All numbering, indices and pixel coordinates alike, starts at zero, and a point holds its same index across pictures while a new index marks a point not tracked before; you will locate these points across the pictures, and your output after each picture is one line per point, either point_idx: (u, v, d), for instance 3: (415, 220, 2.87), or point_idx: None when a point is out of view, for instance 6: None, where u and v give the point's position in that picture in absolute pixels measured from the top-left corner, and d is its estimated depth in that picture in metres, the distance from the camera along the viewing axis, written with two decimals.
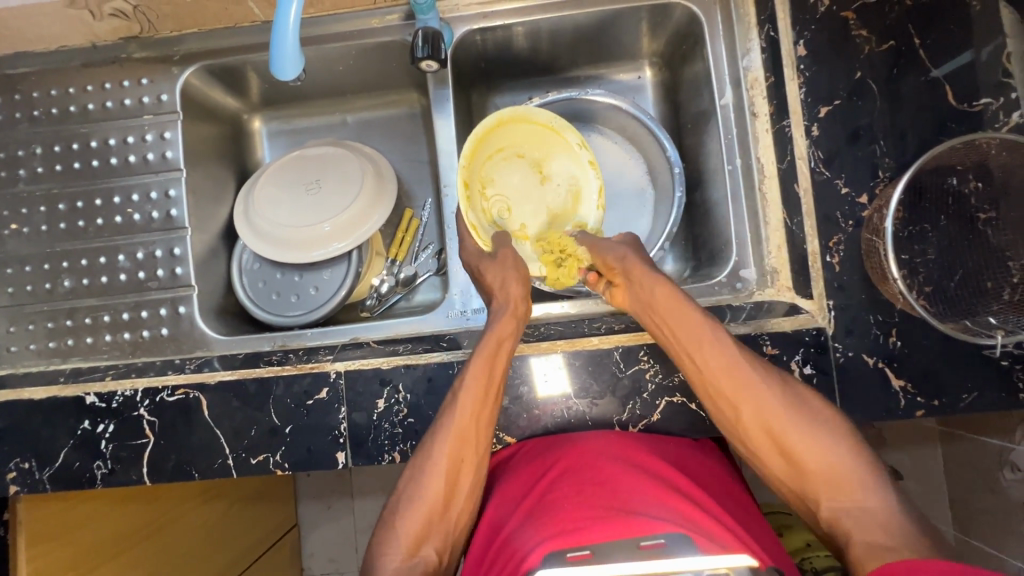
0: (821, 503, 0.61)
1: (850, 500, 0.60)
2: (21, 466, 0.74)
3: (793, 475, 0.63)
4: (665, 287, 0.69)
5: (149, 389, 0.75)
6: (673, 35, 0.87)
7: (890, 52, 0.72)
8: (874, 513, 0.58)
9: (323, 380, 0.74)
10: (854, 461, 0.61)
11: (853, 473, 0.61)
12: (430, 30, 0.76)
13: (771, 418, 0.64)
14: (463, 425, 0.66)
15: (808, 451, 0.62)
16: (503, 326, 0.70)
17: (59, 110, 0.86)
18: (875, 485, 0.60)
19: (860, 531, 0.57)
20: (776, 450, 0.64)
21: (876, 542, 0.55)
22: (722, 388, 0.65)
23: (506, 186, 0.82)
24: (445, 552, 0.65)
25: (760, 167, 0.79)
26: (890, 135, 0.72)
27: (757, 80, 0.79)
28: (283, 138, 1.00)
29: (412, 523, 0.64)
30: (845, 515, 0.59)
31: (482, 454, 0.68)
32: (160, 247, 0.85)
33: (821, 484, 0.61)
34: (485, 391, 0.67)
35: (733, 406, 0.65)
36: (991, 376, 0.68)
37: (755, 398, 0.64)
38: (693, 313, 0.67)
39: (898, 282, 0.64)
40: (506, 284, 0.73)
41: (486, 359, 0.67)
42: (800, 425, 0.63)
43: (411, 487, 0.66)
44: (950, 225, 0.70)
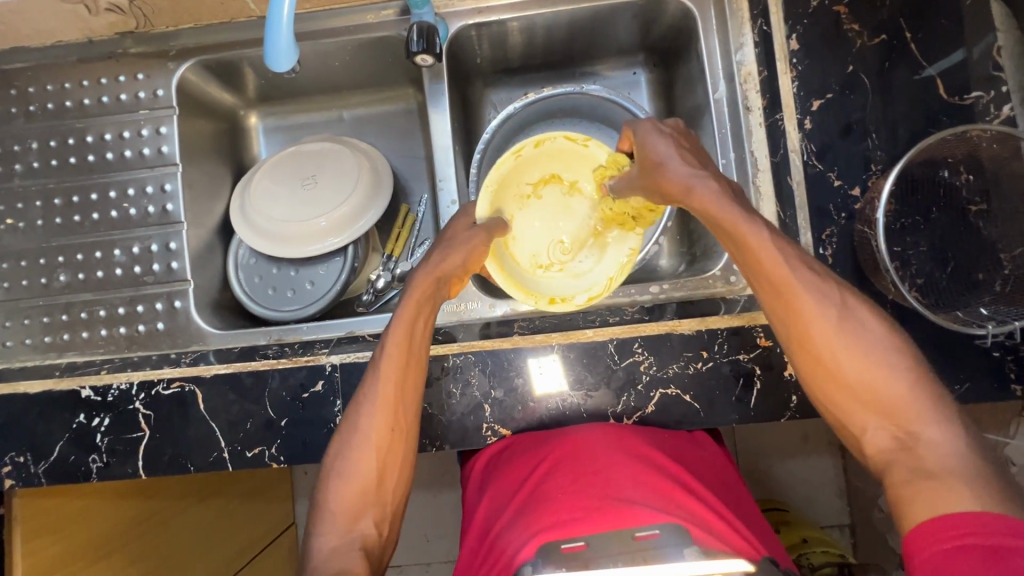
0: (871, 432, 0.57)
1: (903, 430, 0.55)
2: (17, 460, 0.75)
3: (844, 398, 0.58)
4: (714, 192, 0.61)
5: (144, 382, 0.75)
6: (668, 30, 0.88)
7: (882, 46, 0.73)
8: (929, 446, 0.54)
9: (318, 373, 0.74)
10: (913, 387, 0.56)
11: (911, 401, 0.55)
12: (425, 24, 0.77)
13: (825, 333, 0.58)
14: (388, 396, 0.66)
15: (862, 375, 0.57)
16: (422, 289, 0.69)
17: (54, 105, 0.86)
18: (935, 416, 0.55)
19: (915, 465, 0.53)
20: (826, 376, 0.59)
21: (927, 469, 0.53)
22: (775, 301, 0.61)
23: (535, 241, 0.81)
24: (384, 525, 0.65)
25: (754, 161, 0.79)
26: (882, 128, 0.72)
27: (750, 75, 0.80)
28: (280, 134, 1.00)
29: (342, 498, 0.64)
30: (899, 444, 0.55)
31: (410, 425, 0.67)
32: (156, 241, 0.85)
33: (871, 411, 0.57)
34: (406, 361, 0.67)
35: (790, 321, 0.60)
36: (984, 367, 0.69)
37: (811, 310, 0.59)
38: (732, 214, 0.60)
39: (890, 273, 0.65)
40: (435, 248, 0.72)
41: (403, 329, 0.67)
42: (858, 344, 0.58)
43: (340, 464, 0.65)
44: (942, 217, 0.70)
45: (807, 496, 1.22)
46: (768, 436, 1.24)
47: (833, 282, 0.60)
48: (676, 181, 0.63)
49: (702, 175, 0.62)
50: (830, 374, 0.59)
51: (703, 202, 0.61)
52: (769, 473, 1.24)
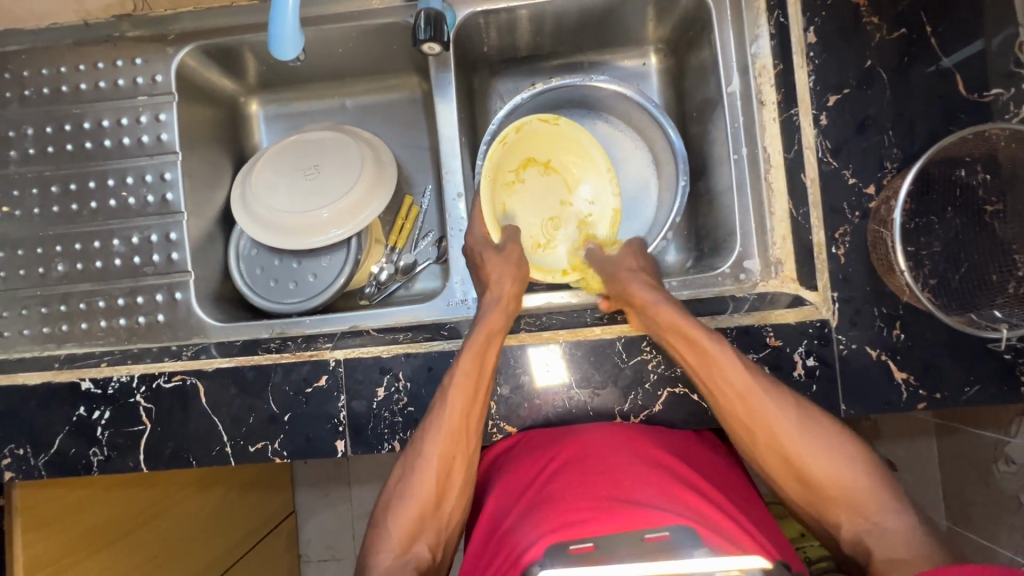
0: (842, 525, 0.62)
1: (869, 521, 0.61)
2: (16, 453, 0.73)
3: (810, 496, 0.64)
4: (671, 310, 0.68)
5: (145, 375, 0.74)
6: (680, 21, 0.86)
7: (902, 40, 0.71)
8: (894, 535, 0.59)
9: (322, 368, 0.73)
10: (870, 479, 0.62)
11: (869, 493, 0.62)
12: (433, 11, 0.74)
13: (789, 440, 0.63)
14: (454, 424, 0.66)
15: (839, 473, 0.62)
16: (492, 321, 0.70)
17: (51, 90, 0.84)
18: (894, 507, 0.61)
19: (887, 552, 0.59)
20: (792, 472, 0.64)
21: (901, 557, 0.58)
22: (737, 411, 0.65)
23: (526, 211, 0.85)
24: (437, 549, 0.65)
25: (766, 157, 0.77)
26: (899, 125, 0.71)
27: (765, 68, 0.77)
28: (281, 122, 0.98)
29: (402, 521, 0.64)
30: (866, 536, 0.61)
31: (472, 449, 0.67)
32: (156, 231, 0.84)
33: (837, 504, 0.62)
34: (476, 390, 0.66)
35: (756, 433, 0.65)
36: (994, 369, 0.68)
37: (773, 420, 0.64)
38: (699, 328, 0.66)
39: (904, 275, 0.64)
40: (500, 281, 0.74)
41: (474, 354, 0.67)
42: (814, 438, 0.63)
43: (402, 485, 0.66)
44: (957, 217, 0.69)
45: None
46: None
47: (788, 389, 0.66)
48: (643, 293, 0.71)
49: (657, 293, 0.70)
50: (794, 473, 0.64)
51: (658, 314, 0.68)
52: None
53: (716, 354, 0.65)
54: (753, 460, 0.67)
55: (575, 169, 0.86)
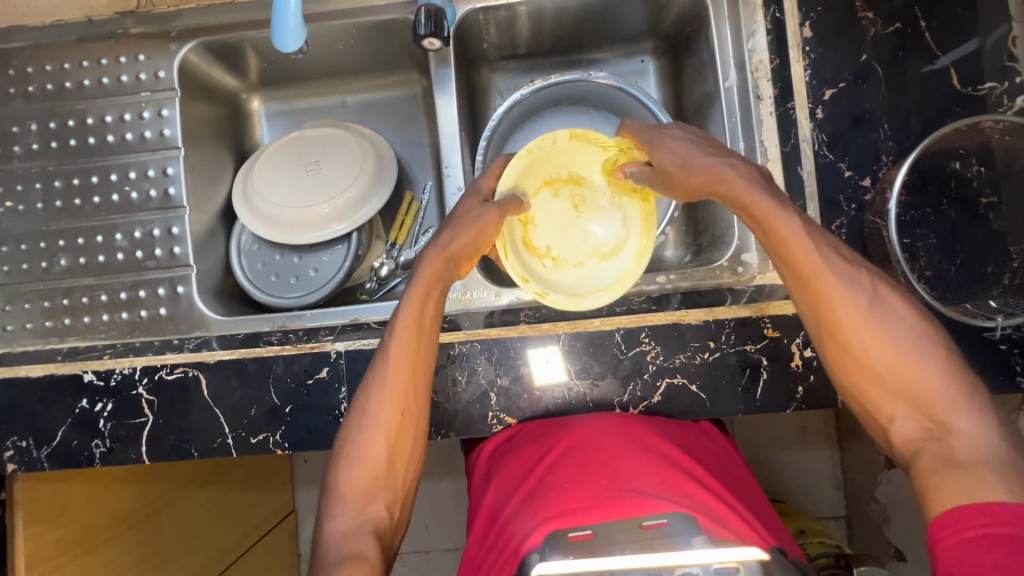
0: (902, 421, 0.56)
1: (932, 419, 0.54)
2: (19, 445, 0.74)
3: (869, 385, 0.57)
4: (735, 181, 0.61)
5: (147, 367, 0.74)
6: (678, 18, 0.87)
7: (897, 35, 0.72)
8: (961, 436, 0.52)
9: (323, 360, 0.73)
10: (947, 375, 0.55)
11: (943, 389, 0.54)
12: (433, 6, 0.75)
13: (849, 315, 0.57)
14: (395, 380, 0.65)
15: (908, 364, 0.55)
16: (432, 271, 0.68)
17: (55, 86, 0.84)
18: (970, 407, 0.53)
19: (946, 452, 0.52)
20: (854, 359, 0.58)
21: (958, 458, 0.51)
22: (796, 284, 0.60)
23: (548, 230, 0.79)
24: (394, 508, 0.64)
25: (763, 151, 0.78)
26: (894, 119, 0.72)
27: (762, 63, 0.78)
28: (282, 119, 0.99)
29: (353, 482, 0.63)
30: (926, 438, 0.54)
31: (420, 407, 0.67)
32: (158, 226, 0.84)
33: (896, 396, 0.56)
34: (415, 341, 0.66)
35: (818, 296, 0.59)
36: (991, 360, 0.69)
37: (840, 294, 0.58)
38: (759, 193, 0.61)
39: (900, 265, 0.64)
40: (452, 232, 0.70)
41: (413, 307, 0.67)
42: (886, 324, 0.57)
43: (351, 447, 0.64)
44: (952, 209, 0.70)
45: (806, 487, 1.24)
46: (768, 428, 1.24)
47: (859, 265, 0.59)
48: (700, 163, 0.64)
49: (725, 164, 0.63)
50: (858, 362, 0.57)
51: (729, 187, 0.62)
52: (769, 465, 1.24)
53: (769, 205, 0.60)
54: (813, 333, 0.61)
55: (579, 166, 0.79)
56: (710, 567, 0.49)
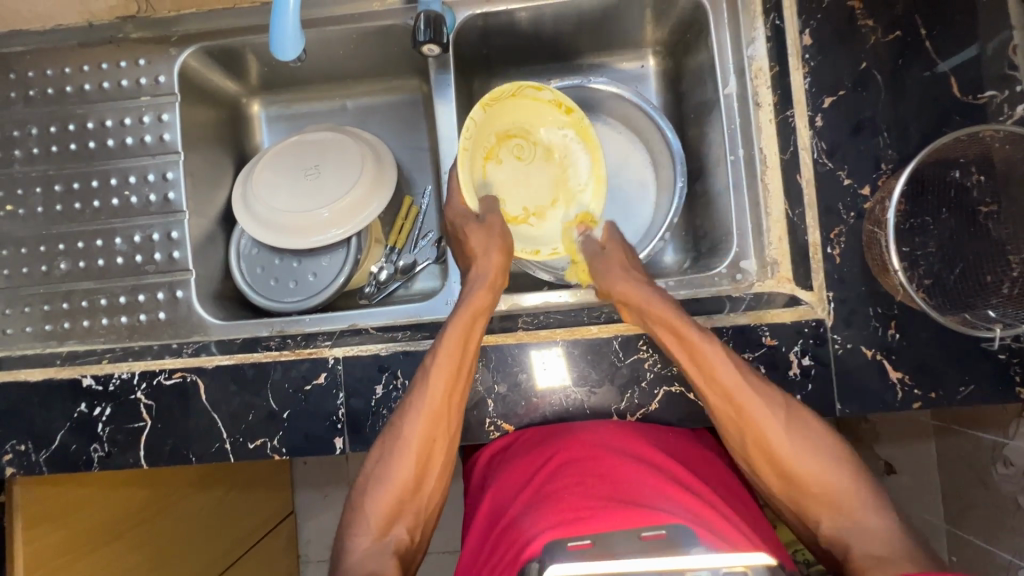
0: (823, 524, 0.62)
1: (849, 520, 0.60)
2: (18, 448, 0.74)
3: (793, 490, 0.63)
4: (665, 308, 0.67)
5: (146, 372, 0.74)
6: (678, 23, 0.86)
7: (896, 42, 0.72)
8: (874, 535, 0.58)
9: (321, 366, 0.73)
10: (855, 479, 0.62)
11: (850, 495, 0.61)
12: (432, 13, 0.75)
13: (772, 431, 0.63)
14: (434, 407, 0.66)
15: (819, 476, 0.62)
16: (477, 303, 0.70)
17: (55, 90, 0.85)
18: (875, 508, 0.60)
19: (865, 548, 0.58)
20: (779, 472, 0.64)
21: (878, 555, 0.56)
22: (728, 410, 0.65)
23: (515, 196, 0.83)
24: (415, 532, 0.66)
25: (762, 158, 0.78)
26: (894, 127, 0.71)
27: (761, 70, 0.78)
28: (282, 123, 0.99)
29: (380, 503, 0.65)
30: (846, 534, 0.60)
31: (452, 431, 0.68)
32: (158, 230, 0.84)
33: (817, 500, 0.62)
34: (457, 369, 0.67)
35: (746, 426, 0.65)
36: (989, 369, 0.69)
37: (762, 416, 0.64)
38: (685, 321, 0.66)
39: (898, 274, 0.64)
40: (486, 260, 0.74)
41: (458, 335, 0.68)
42: (805, 439, 0.63)
43: (380, 468, 0.66)
44: (951, 217, 0.70)
45: None
46: None
47: (776, 387, 0.66)
48: (615, 287, 0.72)
49: (650, 288, 0.70)
50: (778, 475, 0.64)
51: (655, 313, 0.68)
52: None
53: (694, 333, 0.65)
54: (736, 447, 0.67)
55: (512, 118, 0.80)
56: (721, 571, 0.50)
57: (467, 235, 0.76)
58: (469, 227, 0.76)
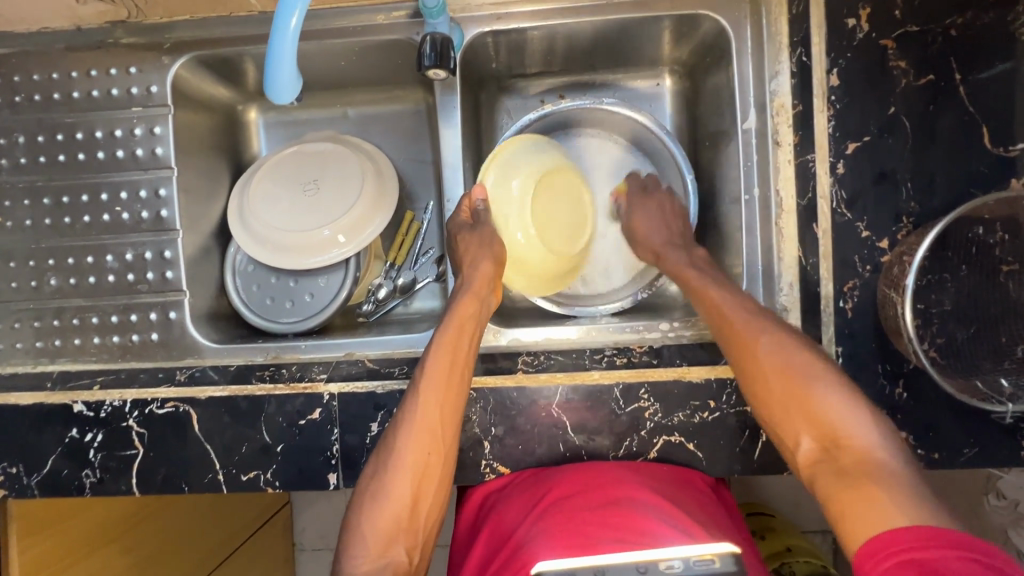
0: (811, 449, 0.60)
1: (835, 441, 0.58)
2: (9, 471, 0.73)
3: (783, 414, 0.62)
4: (684, 266, 0.75)
5: (138, 400, 0.73)
6: (698, 46, 0.82)
7: (929, 87, 0.67)
8: (857, 451, 0.57)
9: (316, 401, 0.72)
10: (850, 407, 0.59)
11: (842, 416, 0.59)
12: (438, 36, 0.70)
13: (766, 341, 0.64)
14: (427, 420, 0.66)
15: (812, 400, 0.60)
16: (464, 309, 0.72)
17: (42, 97, 0.81)
18: (866, 426, 0.58)
19: (841, 468, 0.56)
20: (771, 394, 0.62)
21: (859, 473, 0.55)
22: (724, 335, 0.67)
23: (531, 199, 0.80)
24: (414, 552, 0.65)
25: (778, 201, 0.74)
26: (918, 177, 0.68)
27: (783, 107, 0.74)
28: (281, 130, 0.96)
29: (376, 525, 0.64)
30: (832, 461, 0.58)
31: (449, 436, 0.67)
32: (150, 248, 0.82)
33: (808, 424, 0.60)
34: (451, 369, 0.68)
35: (745, 348, 0.64)
36: (994, 430, 0.67)
37: (758, 337, 0.64)
38: (699, 275, 0.73)
39: (912, 341, 0.62)
40: (476, 263, 0.75)
41: (448, 343, 0.69)
42: (795, 356, 0.63)
43: (374, 487, 0.65)
44: (971, 276, 0.67)
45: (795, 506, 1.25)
46: None
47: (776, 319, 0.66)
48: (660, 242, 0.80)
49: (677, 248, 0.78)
50: (769, 389, 0.63)
51: (674, 266, 0.76)
52: (760, 483, 1.25)
53: (711, 286, 0.70)
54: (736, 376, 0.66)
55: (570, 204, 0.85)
56: (690, 560, 0.54)
57: (461, 241, 0.77)
58: (463, 235, 0.77)
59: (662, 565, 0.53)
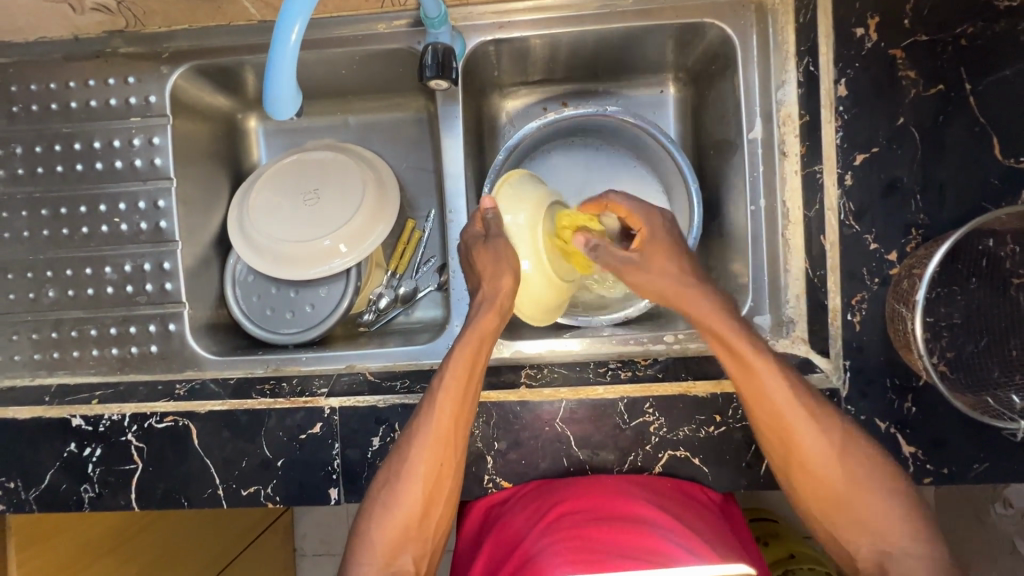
0: (838, 524, 0.59)
1: (866, 522, 0.57)
2: (6, 486, 0.72)
3: (816, 493, 0.59)
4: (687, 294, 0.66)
5: (136, 414, 0.72)
6: (703, 54, 0.81)
7: (938, 97, 0.66)
8: (888, 539, 0.56)
9: (317, 416, 0.71)
10: (878, 485, 0.58)
11: (873, 497, 0.58)
12: (440, 46, 0.69)
13: (797, 417, 0.59)
14: (441, 432, 0.63)
15: (845, 484, 0.58)
16: (484, 323, 0.66)
17: (40, 107, 0.80)
18: (892, 508, 0.57)
19: (876, 553, 0.56)
20: (801, 471, 0.60)
21: (887, 563, 0.55)
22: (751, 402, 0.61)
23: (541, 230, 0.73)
24: (423, 561, 0.64)
25: (784, 212, 0.77)
26: (928, 189, 0.67)
27: (790, 117, 0.75)
28: (281, 138, 0.95)
29: (387, 534, 0.63)
30: (862, 539, 0.58)
31: (460, 447, 0.65)
32: (149, 260, 0.81)
33: (836, 505, 0.59)
34: (468, 385, 0.65)
35: (776, 424, 0.60)
36: (1005, 445, 0.66)
37: (791, 413, 0.59)
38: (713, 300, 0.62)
39: (924, 359, 0.60)
40: (497, 276, 0.66)
41: (466, 356, 0.64)
42: (828, 438, 0.59)
43: (386, 496, 0.64)
44: (981, 287, 0.66)
45: None
46: None
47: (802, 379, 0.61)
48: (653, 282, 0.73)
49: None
50: (804, 469, 0.59)
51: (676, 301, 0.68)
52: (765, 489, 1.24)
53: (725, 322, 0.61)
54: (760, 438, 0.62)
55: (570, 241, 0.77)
56: None
57: (474, 254, 0.68)
58: (478, 249, 0.67)
59: None
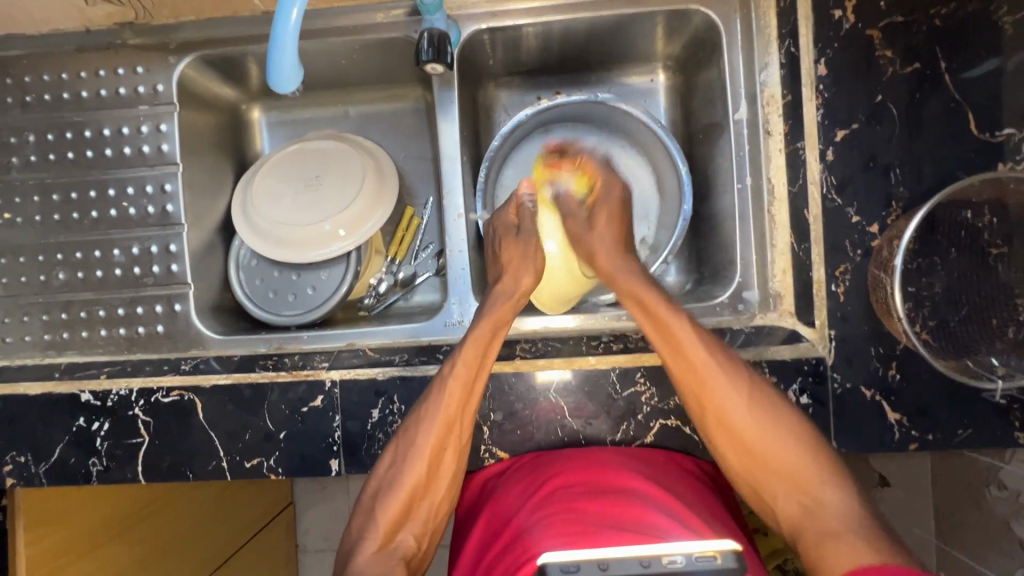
0: (782, 502, 0.62)
1: (808, 496, 0.60)
2: (17, 460, 0.74)
3: (756, 470, 0.63)
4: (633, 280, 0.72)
5: (143, 389, 0.75)
6: (690, 41, 0.84)
7: (914, 75, 0.68)
8: (833, 509, 0.58)
9: (318, 389, 0.73)
10: (817, 461, 0.61)
11: (812, 471, 0.61)
12: (436, 32, 0.73)
13: (727, 396, 0.64)
14: (448, 414, 0.66)
15: (780, 456, 0.62)
16: (500, 312, 0.73)
17: (52, 97, 0.83)
18: (835, 485, 0.60)
19: (822, 526, 0.57)
20: (739, 448, 0.64)
21: (831, 529, 0.56)
22: (689, 388, 0.66)
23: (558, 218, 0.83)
24: (423, 538, 0.66)
25: (771, 188, 0.79)
26: (908, 163, 0.68)
27: (773, 97, 0.78)
28: (283, 129, 0.98)
29: (389, 513, 0.65)
30: (806, 512, 0.60)
31: (465, 428, 0.68)
32: (156, 243, 0.84)
33: (778, 479, 0.62)
34: (475, 371, 0.67)
35: (709, 404, 0.65)
36: (988, 411, 0.68)
37: (721, 393, 0.64)
38: (654, 297, 0.69)
39: (902, 321, 0.63)
40: (518, 273, 0.77)
41: (479, 342, 0.69)
42: (759, 413, 0.63)
43: (393, 474, 0.66)
44: (961, 257, 0.68)
45: None
46: None
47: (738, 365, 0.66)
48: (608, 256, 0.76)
49: (626, 261, 0.75)
50: (738, 445, 0.64)
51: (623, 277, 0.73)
52: None
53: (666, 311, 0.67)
54: (698, 421, 0.67)
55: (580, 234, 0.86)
56: (692, 555, 0.48)
57: (502, 248, 0.80)
58: (506, 241, 0.80)
59: (665, 559, 0.48)
